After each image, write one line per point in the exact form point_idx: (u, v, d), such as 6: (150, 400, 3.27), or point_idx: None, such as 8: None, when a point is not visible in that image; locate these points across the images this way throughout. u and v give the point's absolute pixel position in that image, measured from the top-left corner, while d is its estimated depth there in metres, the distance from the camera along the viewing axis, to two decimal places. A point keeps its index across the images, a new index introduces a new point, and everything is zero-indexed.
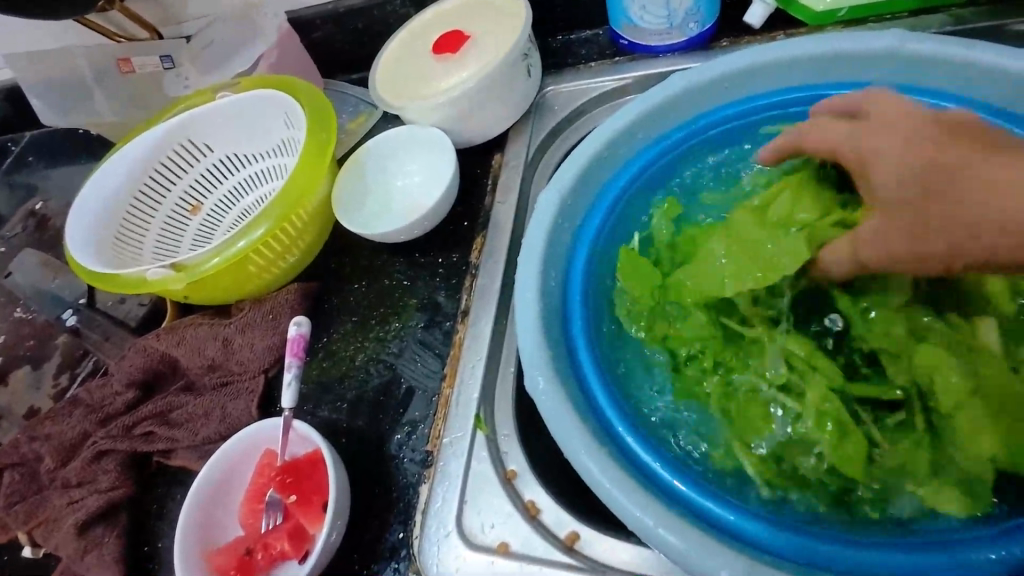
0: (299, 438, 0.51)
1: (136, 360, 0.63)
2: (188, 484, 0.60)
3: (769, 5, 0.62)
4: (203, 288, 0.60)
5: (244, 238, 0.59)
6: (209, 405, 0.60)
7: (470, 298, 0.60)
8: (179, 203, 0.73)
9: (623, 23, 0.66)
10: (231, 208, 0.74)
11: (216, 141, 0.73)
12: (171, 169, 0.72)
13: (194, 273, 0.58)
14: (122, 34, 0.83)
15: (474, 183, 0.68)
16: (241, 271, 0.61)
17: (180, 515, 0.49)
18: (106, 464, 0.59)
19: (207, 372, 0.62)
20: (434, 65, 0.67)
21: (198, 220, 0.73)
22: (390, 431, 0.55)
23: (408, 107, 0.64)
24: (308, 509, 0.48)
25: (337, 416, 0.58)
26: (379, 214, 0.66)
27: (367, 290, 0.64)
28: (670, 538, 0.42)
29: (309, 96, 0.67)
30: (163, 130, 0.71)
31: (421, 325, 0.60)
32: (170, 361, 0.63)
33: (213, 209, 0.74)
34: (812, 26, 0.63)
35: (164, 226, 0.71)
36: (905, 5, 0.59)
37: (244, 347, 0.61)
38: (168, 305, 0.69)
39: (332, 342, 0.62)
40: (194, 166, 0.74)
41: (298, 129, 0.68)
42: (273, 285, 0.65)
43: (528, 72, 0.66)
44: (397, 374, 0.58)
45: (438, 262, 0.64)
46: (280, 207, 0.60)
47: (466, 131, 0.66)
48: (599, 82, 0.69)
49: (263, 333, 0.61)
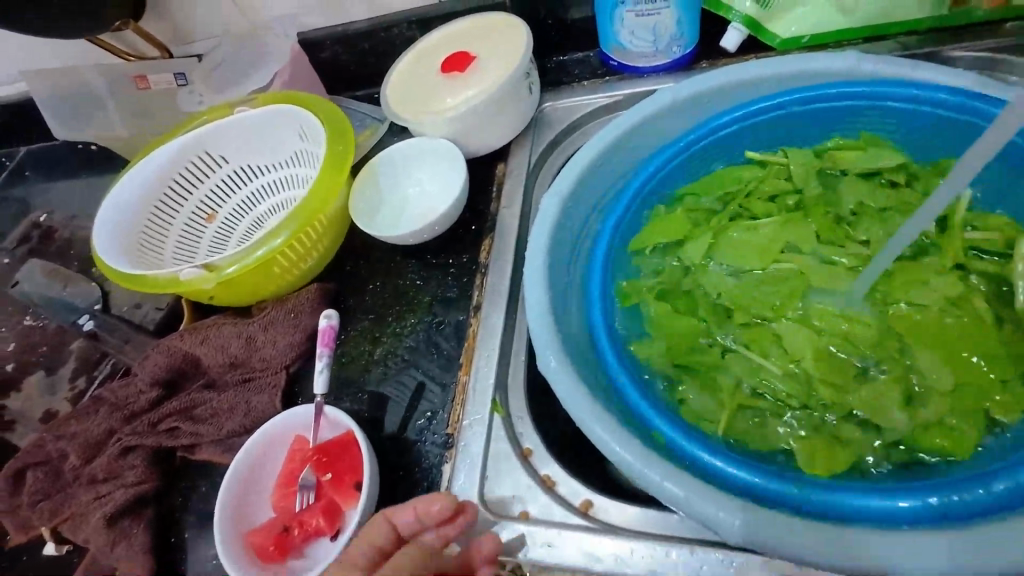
0: (330, 423, 0.55)
1: (159, 359, 0.65)
2: (212, 476, 0.62)
3: (741, 32, 0.70)
4: (228, 289, 0.64)
5: (264, 245, 0.63)
6: (233, 400, 0.63)
7: (481, 294, 0.64)
8: (195, 212, 0.76)
9: (613, 46, 0.73)
10: (245, 216, 0.78)
11: (231, 154, 0.77)
12: (188, 180, 0.76)
13: (221, 275, 0.62)
14: (133, 52, 0.86)
15: (480, 190, 0.73)
16: (263, 274, 0.65)
17: (219, 494, 0.52)
18: (131, 459, 0.61)
19: (229, 369, 0.65)
20: (443, 83, 0.73)
21: (214, 227, 0.77)
22: (411, 417, 0.59)
23: (421, 120, 0.69)
24: (340, 487, 0.51)
25: (358, 406, 0.61)
26: (392, 219, 0.71)
27: (382, 289, 0.69)
28: (671, 486, 0.47)
29: (325, 111, 0.72)
30: (181, 143, 0.75)
31: (435, 321, 0.65)
32: (193, 359, 0.66)
33: (228, 217, 0.78)
34: (779, 50, 0.71)
35: (181, 233, 0.75)
36: (857, 33, 0.68)
37: (267, 344, 0.65)
38: (185, 309, 0.72)
39: (351, 338, 0.66)
40: (209, 177, 0.77)
41: (313, 142, 0.73)
42: (292, 287, 0.69)
43: (529, 90, 0.72)
44: (416, 365, 0.62)
45: (449, 262, 0.69)
46: (298, 216, 0.64)
47: (473, 142, 0.72)
48: (592, 98, 0.76)
49: (284, 331, 0.65)
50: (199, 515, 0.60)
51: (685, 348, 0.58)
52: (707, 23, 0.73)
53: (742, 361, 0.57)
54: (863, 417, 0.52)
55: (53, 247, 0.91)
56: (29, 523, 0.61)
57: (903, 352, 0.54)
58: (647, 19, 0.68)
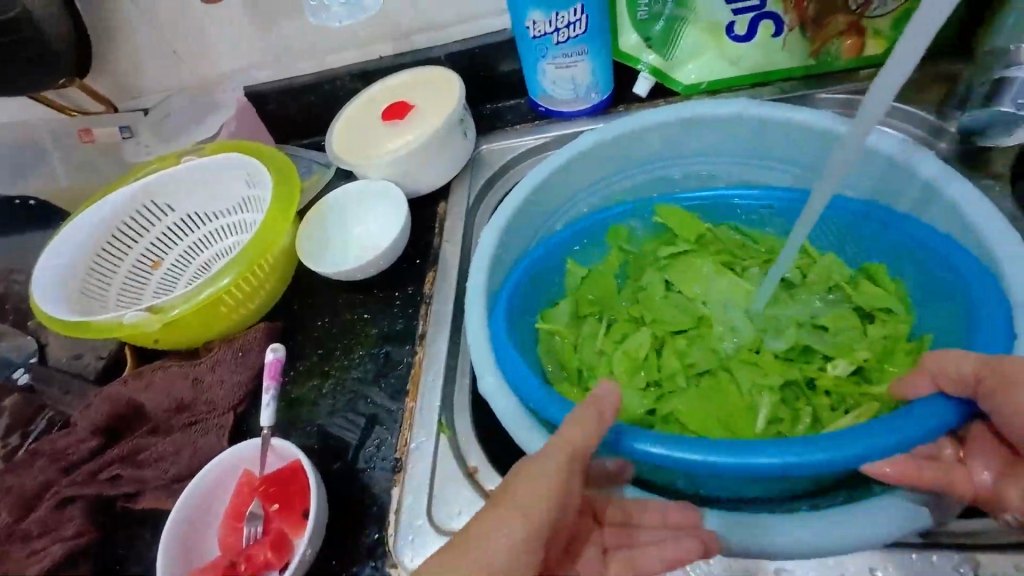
0: (278, 454, 0.56)
1: (101, 406, 0.65)
2: (157, 523, 0.61)
3: (649, 80, 0.80)
4: (173, 330, 0.66)
5: (211, 285, 0.65)
6: (179, 443, 0.63)
7: (426, 323, 0.68)
8: (141, 259, 0.78)
9: (539, 93, 0.81)
10: (192, 261, 0.79)
11: (178, 202, 0.80)
12: (133, 228, 0.78)
13: (166, 316, 0.63)
14: (76, 107, 0.89)
15: (423, 227, 0.78)
16: (210, 314, 0.67)
17: (163, 534, 0.52)
18: (70, 510, 0.60)
19: (175, 413, 0.65)
20: (384, 130, 0.78)
21: (159, 274, 0.78)
22: (361, 445, 0.61)
23: (364, 164, 0.74)
24: (289, 517, 0.53)
25: (308, 439, 0.63)
26: (339, 257, 0.75)
27: (330, 325, 0.71)
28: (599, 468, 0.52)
29: (271, 158, 0.75)
30: (126, 193, 0.76)
31: (383, 351, 0.68)
32: (137, 405, 0.66)
33: (174, 263, 0.79)
34: (683, 95, 0.81)
35: (126, 281, 0.76)
36: (745, 80, 0.78)
37: (214, 384, 0.65)
38: (129, 355, 0.72)
39: (300, 374, 0.68)
40: (155, 225, 0.79)
41: (259, 188, 0.76)
42: (239, 327, 0.70)
43: (464, 134, 0.78)
44: (365, 396, 0.65)
45: (394, 295, 0.72)
46: (245, 257, 0.67)
47: (414, 183, 0.77)
48: (524, 140, 0.83)
49: (232, 370, 0.66)
50: (143, 564, 0.59)
51: (605, 361, 0.67)
52: (621, 73, 0.83)
53: (657, 372, 0.65)
54: (768, 412, 0.60)
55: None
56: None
57: (783, 358, 0.64)
58: (566, 71, 0.76)
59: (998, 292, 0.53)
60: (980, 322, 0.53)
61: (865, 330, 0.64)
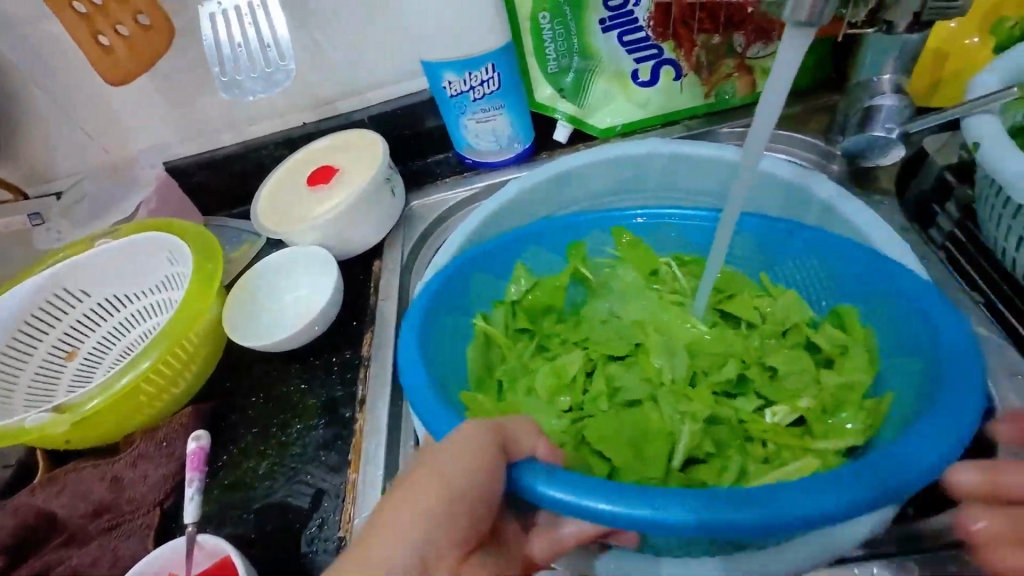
0: (206, 551, 0.52)
1: (8, 521, 0.60)
2: None
3: (567, 127, 0.84)
4: (86, 427, 0.62)
5: (127, 373, 0.62)
6: (97, 552, 0.57)
7: (366, 387, 0.66)
8: (53, 351, 0.73)
9: (464, 147, 0.83)
10: (112, 347, 0.75)
11: (93, 286, 0.76)
12: (44, 319, 0.73)
13: (77, 412, 0.60)
14: None
15: (358, 288, 0.77)
16: (128, 404, 0.63)
17: None
18: None
19: (93, 518, 0.60)
20: (311, 195, 0.78)
21: (75, 364, 0.73)
22: (301, 528, 0.57)
23: (291, 231, 0.73)
24: None
25: (244, 528, 0.59)
26: (271, 327, 0.72)
27: (266, 400, 0.68)
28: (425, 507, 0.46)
29: (193, 234, 0.73)
30: (33, 283, 0.72)
31: (322, 422, 0.65)
32: (48, 514, 0.60)
33: (91, 351, 0.74)
34: (601, 138, 0.85)
35: (35, 377, 0.71)
36: (656, 119, 0.83)
37: (136, 481, 0.61)
38: (40, 458, 0.66)
39: (234, 457, 0.64)
40: (68, 313, 0.74)
41: (181, 264, 0.74)
42: (164, 413, 0.67)
43: (393, 191, 0.79)
44: (303, 474, 0.61)
45: (332, 361, 0.70)
46: (163, 338, 0.64)
47: (346, 244, 0.76)
48: (454, 192, 0.85)
49: (156, 463, 0.62)
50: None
51: (528, 375, 0.66)
52: (540, 122, 0.86)
53: (583, 394, 0.63)
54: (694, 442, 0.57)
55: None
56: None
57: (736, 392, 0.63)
58: (486, 125, 0.79)
59: (966, 368, 0.48)
60: (951, 369, 0.48)
61: (819, 375, 0.61)
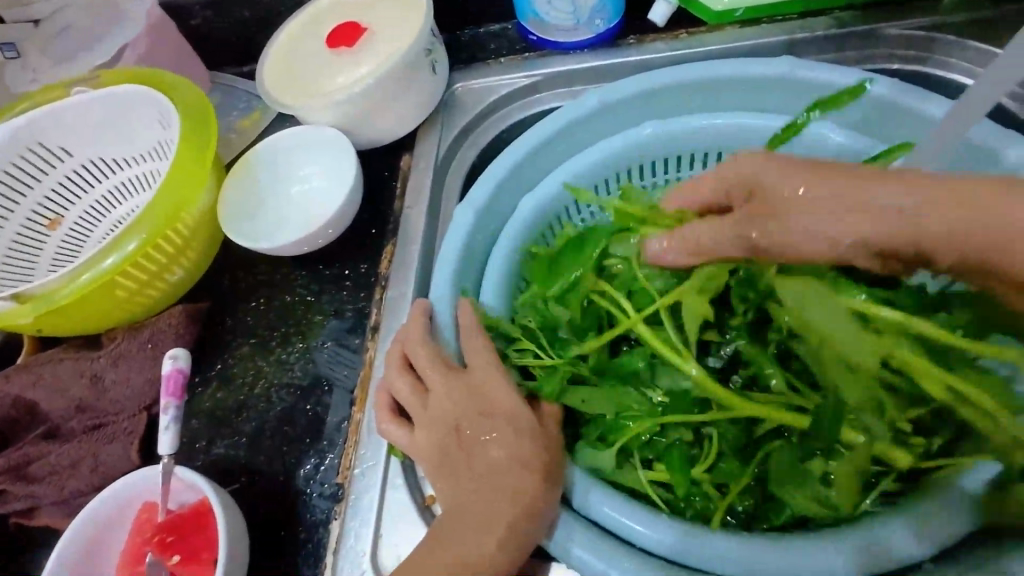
0: (185, 486, 0.48)
1: (157, 318, 0.57)
2: (271, 356, 0.58)
3: None
4: (61, 318, 0.53)
5: (111, 255, 0.52)
6: (272, 319, 0.59)
7: (379, 312, 0.57)
8: (289, 51, 0.64)
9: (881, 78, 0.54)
10: (305, 75, 0.63)
11: (334, 8, 0.64)
12: (298, 32, 0.64)
13: (48, 300, 0.51)
14: None
15: (445, 158, 0.65)
16: (110, 295, 0.54)
17: (82, 514, 0.46)
18: (174, 325, 0.57)
19: (259, 301, 0.60)
20: (486, 70, 0.68)
21: (291, 69, 0.63)
22: (298, 462, 0.52)
23: (360, 54, 0.61)
24: (195, 567, 0.45)
25: (321, 391, 0.55)
26: (331, 168, 0.63)
27: (347, 262, 0.61)
28: (613, 513, 0.44)
29: (389, 19, 0.62)
30: (312, 6, 0.64)
31: (327, 345, 0.57)
32: (203, 315, 0.59)
33: (303, 70, 0.63)
34: None
35: (275, 74, 0.63)
36: None
37: (289, 284, 0.61)
38: (195, 163, 0.56)
39: (344, 274, 0.60)
40: (310, 21, 0.64)
41: (373, 39, 0.61)
42: (156, 304, 0.58)
43: (628, 93, 0.60)
44: (356, 329, 0.58)
45: (344, 274, 0.60)
46: (153, 218, 0.53)
47: (417, 94, 0.63)
48: (880, 89, 0.54)
49: (291, 265, 0.62)
50: (230, 437, 0.55)
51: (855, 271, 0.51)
52: None
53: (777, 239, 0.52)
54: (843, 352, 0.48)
55: (25, 29, 0.67)
56: (34, 407, 0.56)
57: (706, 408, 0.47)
58: None
59: None
60: None
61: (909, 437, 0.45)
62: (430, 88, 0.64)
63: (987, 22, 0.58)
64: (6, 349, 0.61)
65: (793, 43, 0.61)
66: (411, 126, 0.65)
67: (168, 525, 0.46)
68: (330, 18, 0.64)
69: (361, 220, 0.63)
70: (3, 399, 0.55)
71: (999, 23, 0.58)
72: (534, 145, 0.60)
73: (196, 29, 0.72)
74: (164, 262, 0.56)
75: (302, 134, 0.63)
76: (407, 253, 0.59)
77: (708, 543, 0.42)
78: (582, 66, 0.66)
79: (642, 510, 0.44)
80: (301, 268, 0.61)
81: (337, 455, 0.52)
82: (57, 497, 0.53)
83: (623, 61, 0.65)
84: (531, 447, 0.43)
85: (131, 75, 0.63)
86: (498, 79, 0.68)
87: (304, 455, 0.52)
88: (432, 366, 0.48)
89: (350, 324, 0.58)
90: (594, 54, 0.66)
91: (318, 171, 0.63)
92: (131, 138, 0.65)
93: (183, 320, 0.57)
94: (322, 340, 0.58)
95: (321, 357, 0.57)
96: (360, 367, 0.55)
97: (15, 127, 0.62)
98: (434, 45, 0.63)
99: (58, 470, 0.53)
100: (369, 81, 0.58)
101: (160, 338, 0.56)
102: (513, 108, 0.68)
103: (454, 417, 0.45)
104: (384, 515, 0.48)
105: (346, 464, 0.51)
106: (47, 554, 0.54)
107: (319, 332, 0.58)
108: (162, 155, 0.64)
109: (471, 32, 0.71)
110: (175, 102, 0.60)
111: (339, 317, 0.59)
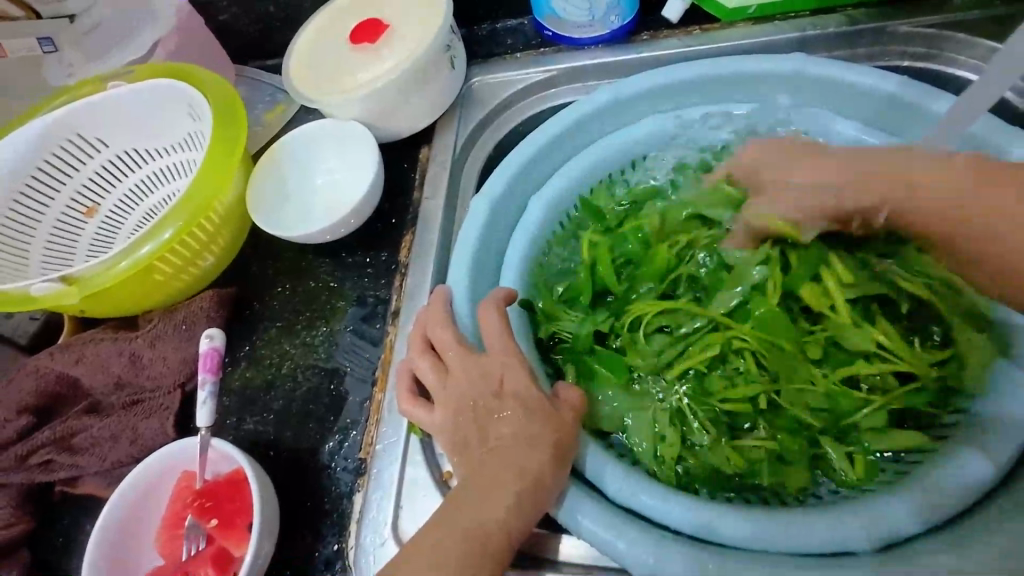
0: (221, 457, 0.51)
1: (191, 303, 0.60)
2: (296, 339, 0.61)
3: None
4: (100, 300, 0.56)
5: (150, 241, 0.55)
6: (298, 304, 0.62)
7: (400, 299, 0.60)
8: (313, 46, 0.66)
9: (890, 82, 0.55)
10: (328, 70, 0.65)
11: (357, 6, 0.67)
12: (322, 29, 0.67)
13: (89, 284, 0.54)
14: None
15: (462, 150, 0.67)
16: (147, 278, 0.57)
17: (125, 479, 0.50)
18: (205, 309, 0.60)
19: (285, 288, 0.63)
20: (502, 66, 0.70)
21: (315, 64, 0.65)
22: (322, 439, 0.55)
23: (381, 49, 0.63)
24: (231, 532, 0.49)
25: (343, 374, 0.58)
26: (353, 162, 0.65)
27: (367, 250, 0.64)
28: (625, 488, 0.47)
29: (409, 17, 0.64)
30: (338, 5, 0.67)
31: (351, 330, 0.60)
32: (234, 300, 0.62)
33: (327, 65, 0.65)
34: None
35: (300, 69, 0.65)
36: None
37: (313, 272, 0.64)
38: (228, 154, 0.59)
39: (365, 262, 0.63)
40: (334, 20, 0.67)
41: (394, 36, 0.63)
42: (188, 288, 0.61)
43: (644, 88, 0.61)
44: (377, 314, 0.60)
45: (366, 262, 0.63)
46: (187, 207, 0.56)
47: (434, 91, 0.65)
48: (885, 85, 0.55)
49: (314, 254, 0.65)
50: (259, 414, 0.58)
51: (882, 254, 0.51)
52: None
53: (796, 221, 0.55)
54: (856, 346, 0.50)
55: None
56: (77, 383, 0.59)
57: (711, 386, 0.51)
58: None
59: None
60: None
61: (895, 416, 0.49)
62: (448, 84, 0.66)
63: (999, 19, 0.59)
64: (49, 328, 0.65)
65: (805, 40, 0.63)
66: (429, 121, 0.67)
67: (207, 492, 0.49)
68: (353, 16, 0.67)
69: (380, 211, 0.65)
70: (48, 375, 0.59)
71: (1011, 19, 0.58)
72: (550, 137, 0.62)
73: (224, 25, 0.75)
74: (195, 248, 0.59)
75: (325, 127, 0.66)
76: (425, 242, 0.61)
77: (709, 518, 0.45)
78: (597, 61, 0.67)
79: (653, 489, 0.47)
80: (324, 255, 0.64)
81: (359, 433, 0.55)
82: (100, 467, 0.56)
83: (637, 56, 0.67)
84: (541, 426, 0.46)
85: (164, 70, 0.66)
86: (514, 75, 0.69)
87: (328, 433, 0.55)
88: (451, 347, 0.50)
89: (370, 307, 0.61)
90: (608, 50, 0.67)
91: (341, 164, 0.66)
92: (162, 131, 0.68)
93: (213, 305, 0.60)
94: (344, 324, 0.61)
95: (344, 341, 0.60)
96: (380, 351, 0.58)
97: (54, 118, 0.65)
98: (453, 42, 0.65)
99: (99, 443, 0.56)
100: (390, 77, 0.60)
101: (193, 320, 0.59)
102: (528, 102, 0.70)
103: (471, 399, 0.48)
104: (404, 489, 0.51)
105: (368, 441, 0.54)
106: (88, 520, 0.58)
107: (342, 317, 0.61)
108: (191, 146, 0.67)
109: (488, 27, 0.73)
110: (207, 96, 0.62)
111: (361, 304, 0.61)
